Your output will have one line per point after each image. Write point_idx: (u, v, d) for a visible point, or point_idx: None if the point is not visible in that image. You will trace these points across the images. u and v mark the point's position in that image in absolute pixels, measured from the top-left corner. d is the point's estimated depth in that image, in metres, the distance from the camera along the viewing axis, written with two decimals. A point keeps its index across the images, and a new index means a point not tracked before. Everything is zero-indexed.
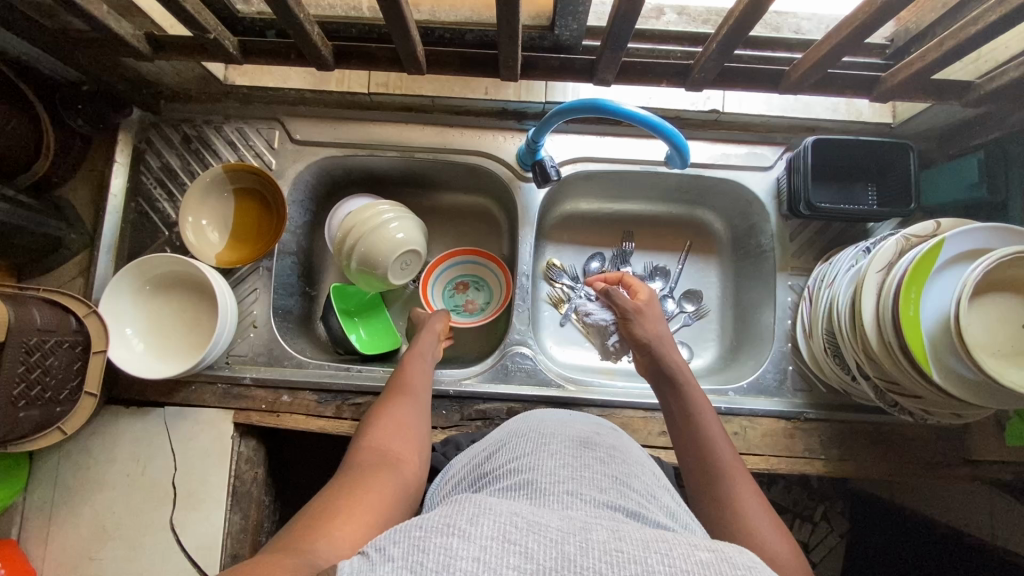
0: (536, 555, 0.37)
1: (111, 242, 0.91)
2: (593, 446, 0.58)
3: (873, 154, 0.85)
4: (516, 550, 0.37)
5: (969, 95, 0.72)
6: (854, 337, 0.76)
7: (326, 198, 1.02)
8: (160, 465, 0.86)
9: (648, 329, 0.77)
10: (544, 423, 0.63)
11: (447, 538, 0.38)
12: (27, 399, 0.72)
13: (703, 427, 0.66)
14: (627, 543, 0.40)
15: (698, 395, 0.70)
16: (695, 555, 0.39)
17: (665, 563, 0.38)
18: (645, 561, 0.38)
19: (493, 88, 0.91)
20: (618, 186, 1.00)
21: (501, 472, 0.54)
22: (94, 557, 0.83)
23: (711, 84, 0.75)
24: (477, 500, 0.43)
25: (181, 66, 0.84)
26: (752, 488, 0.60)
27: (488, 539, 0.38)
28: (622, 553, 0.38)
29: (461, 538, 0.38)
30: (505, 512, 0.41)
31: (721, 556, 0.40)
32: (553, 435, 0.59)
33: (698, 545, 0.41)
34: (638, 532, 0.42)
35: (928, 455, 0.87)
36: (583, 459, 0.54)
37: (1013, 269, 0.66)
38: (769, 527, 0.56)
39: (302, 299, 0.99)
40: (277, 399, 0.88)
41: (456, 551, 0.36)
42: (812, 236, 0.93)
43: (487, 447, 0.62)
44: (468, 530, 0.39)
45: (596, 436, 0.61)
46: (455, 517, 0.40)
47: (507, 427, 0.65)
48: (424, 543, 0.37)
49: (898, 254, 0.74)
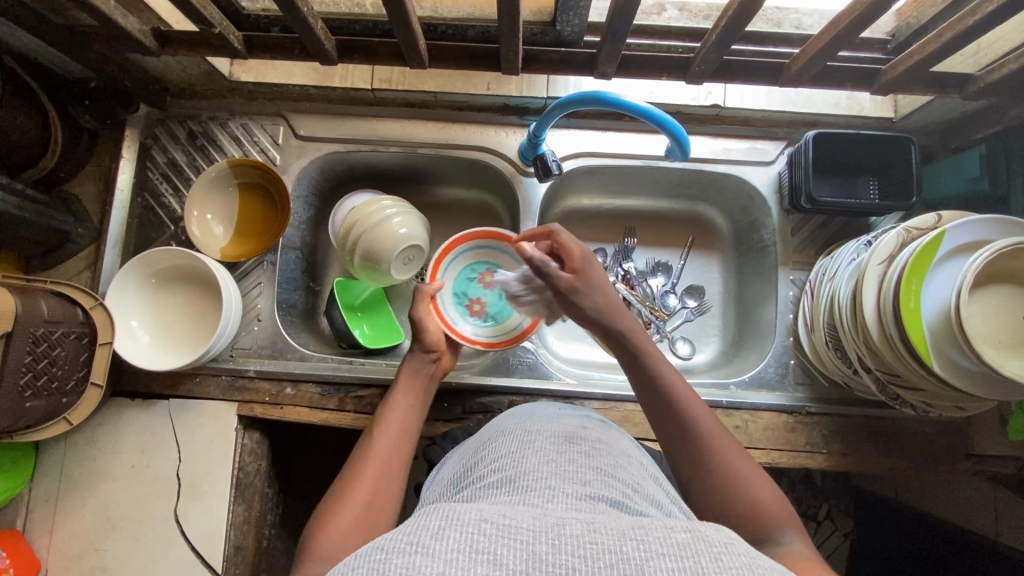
0: (505, 562, 0.37)
1: (117, 236, 0.91)
2: (578, 440, 0.57)
3: (874, 148, 0.86)
4: (484, 560, 0.37)
5: (970, 87, 0.72)
6: (855, 330, 0.76)
7: (329, 194, 1.03)
8: (164, 457, 0.86)
9: (592, 304, 0.72)
10: (519, 424, 0.62)
11: (409, 557, 0.37)
12: (33, 389, 0.72)
13: (679, 396, 0.65)
14: (602, 534, 0.40)
15: (664, 364, 0.68)
16: (672, 536, 0.40)
17: (640, 549, 0.38)
18: (620, 550, 0.38)
19: (495, 83, 0.92)
20: (620, 181, 1.00)
21: (483, 473, 0.54)
22: (99, 547, 0.84)
23: (710, 78, 0.75)
24: (445, 511, 0.43)
25: (186, 62, 0.85)
26: (739, 454, 0.60)
27: (454, 552, 0.38)
28: (596, 545, 0.39)
29: (425, 555, 0.37)
30: (473, 520, 0.41)
31: (697, 535, 0.41)
32: (535, 432, 0.58)
33: (676, 526, 0.42)
34: (615, 521, 0.43)
35: (930, 450, 0.87)
36: (566, 454, 0.54)
37: (1011, 258, 0.66)
38: (765, 495, 0.57)
39: (305, 293, 1.00)
40: (280, 392, 0.88)
41: (419, 569, 0.36)
42: (814, 231, 0.93)
43: (471, 451, 0.62)
44: (433, 546, 0.38)
45: (581, 428, 0.61)
46: (421, 533, 0.40)
47: (494, 425, 0.65)
48: (385, 564, 0.36)
49: (899, 246, 0.74)
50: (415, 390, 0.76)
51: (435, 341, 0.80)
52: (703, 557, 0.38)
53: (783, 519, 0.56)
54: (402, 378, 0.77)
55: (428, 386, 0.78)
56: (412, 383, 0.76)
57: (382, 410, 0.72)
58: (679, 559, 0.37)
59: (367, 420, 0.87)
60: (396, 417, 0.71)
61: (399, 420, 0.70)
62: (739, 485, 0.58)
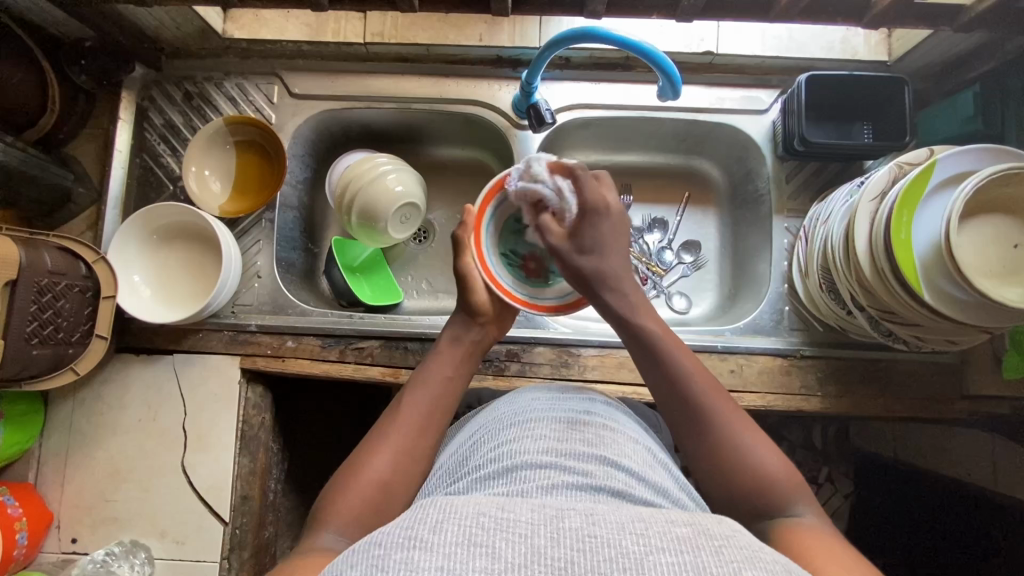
0: (502, 555, 0.39)
1: (117, 195, 0.93)
2: (582, 425, 0.58)
3: (866, 90, 0.86)
4: (482, 553, 0.39)
5: (961, 19, 0.74)
6: (848, 269, 0.76)
7: (325, 154, 1.03)
8: (170, 409, 0.88)
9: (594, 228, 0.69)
10: (516, 405, 0.62)
11: (408, 552, 0.39)
12: (40, 337, 0.74)
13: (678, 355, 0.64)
14: (601, 527, 0.42)
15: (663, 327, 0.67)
16: (672, 531, 0.42)
17: (639, 543, 0.40)
18: (619, 544, 0.40)
19: (487, 34, 0.93)
20: (616, 134, 1.00)
21: (480, 462, 0.55)
22: (110, 499, 0.86)
23: (699, 15, 0.76)
24: (442, 504, 0.44)
25: (182, 16, 0.86)
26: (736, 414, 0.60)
27: (453, 545, 0.40)
28: (595, 539, 0.41)
29: (423, 549, 0.39)
30: (470, 514, 0.42)
31: (698, 529, 0.43)
32: (535, 415, 0.59)
33: (676, 520, 0.44)
34: (614, 513, 0.45)
35: (924, 390, 0.87)
36: (567, 441, 0.55)
37: (1003, 187, 0.66)
38: (764, 453, 0.57)
39: (305, 254, 1.01)
40: (282, 345, 0.90)
41: (418, 564, 0.38)
42: (808, 178, 0.94)
43: (470, 435, 0.63)
44: (432, 540, 0.40)
45: (584, 411, 0.60)
46: (419, 527, 0.42)
47: (492, 410, 0.64)
48: (384, 560, 0.38)
49: (891, 180, 0.74)
50: (453, 361, 0.72)
51: (481, 306, 0.75)
52: (703, 551, 0.40)
53: (793, 485, 0.55)
54: (444, 346, 0.73)
55: (468, 353, 0.74)
56: (449, 353, 0.72)
57: (412, 377, 0.70)
58: (680, 553, 0.39)
59: (367, 370, 0.89)
60: (426, 389, 0.68)
61: (428, 393, 0.67)
62: (737, 444, 0.58)
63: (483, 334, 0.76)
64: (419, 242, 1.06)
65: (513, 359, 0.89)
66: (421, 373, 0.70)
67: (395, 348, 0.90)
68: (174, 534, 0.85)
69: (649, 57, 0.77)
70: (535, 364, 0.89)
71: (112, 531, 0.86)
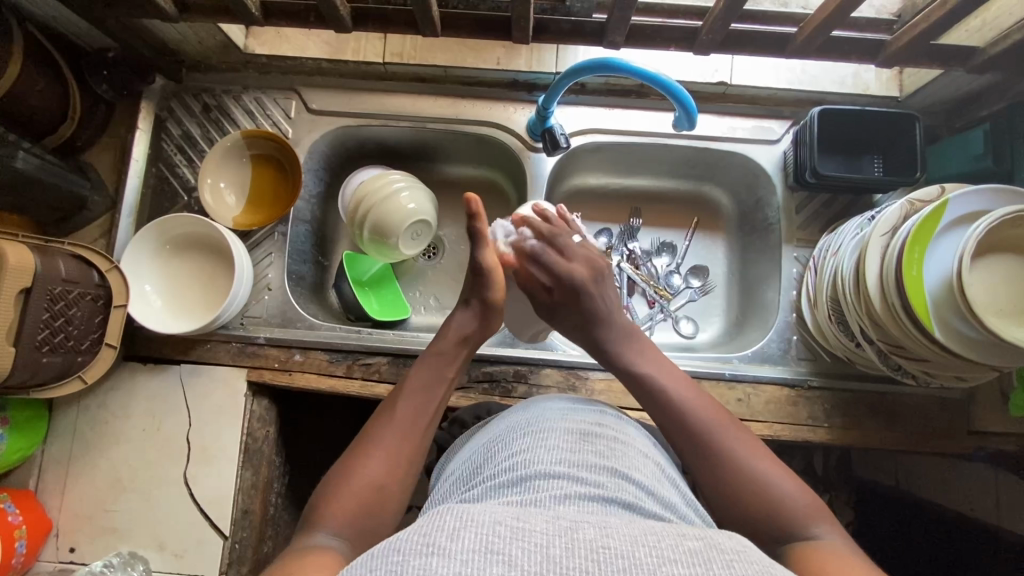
0: (519, 563, 0.39)
1: (131, 204, 0.93)
2: (594, 437, 0.58)
3: (876, 126, 0.87)
4: (498, 560, 0.39)
5: (974, 60, 0.76)
6: (858, 301, 0.76)
7: (339, 169, 1.04)
8: (175, 419, 0.88)
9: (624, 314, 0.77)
10: (529, 416, 0.62)
11: (425, 558, 0.39)
12: (50, 345, 0.74)
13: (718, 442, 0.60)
14: (615, 539, 0.42)
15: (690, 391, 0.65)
16: (683, 543, 0.42)
17: (652, 555, 0.40)
18: (633, 555, 0.40)
19: (505, 58, 0.95)
20: (627, 159, 1.01)
21: (492, 474, 0.55)
22: (109, 509, 0.86)
23: (718, 49, 0.78)
24: (458, 512, 0.44)
25: (206, 32, 0.88)
26: (766, 460, 0.59)
27: (469, 552, 0.39)
28: (609, 550, 0.40)
29: (440, 555, 0.39)
30: (487, 522, 0.42)
31: (709, 543, 0.43)
32: (550, 425, 0.59)
33: (688, 534, 0.44)
34: (627, 525, 0.44)
35: (932, 424, 0.87)
36: (580, 454, 0.55)
37: (1014, 227, 0.67)
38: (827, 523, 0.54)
39: (316, 267, 1.01)
40: (289, 358, 0.90)
41: (436, 570, 0.38)
42: (819, 209, 0.95)
43: (480, 445, 0.62)
44: (448, 547, 0.40)
45: (596, 423, 0.60)
46: (436, 534, 0.41)
47: (505, 419, 0.64)
48: (403, 566, 0.38)
49: (903, 217, 0.74)
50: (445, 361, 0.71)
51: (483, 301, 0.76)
52: (715, 564, 0.40)
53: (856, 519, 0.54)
54: (433, 347, 0.72)
55: (461, 352, 0.73)
56: (442, 353, 0.72)
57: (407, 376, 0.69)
58: (691, 566, 0.39)
59: (374, 387, 0.89)
60: (420, 391, 0.67)
61: (421, 394, 0.67)
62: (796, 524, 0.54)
63: (472, 334, 0.75)
64: (427, 259, 1.07)
65: (520, 379, 0.89)
66: (413, 374, 0.69)
67: (403, 365, 0.90)
68: (173, 546, 0.85)
69: (664, 87, 0.78)
70: (542, 386, 0.89)
71: (110, 542, 0.85)
